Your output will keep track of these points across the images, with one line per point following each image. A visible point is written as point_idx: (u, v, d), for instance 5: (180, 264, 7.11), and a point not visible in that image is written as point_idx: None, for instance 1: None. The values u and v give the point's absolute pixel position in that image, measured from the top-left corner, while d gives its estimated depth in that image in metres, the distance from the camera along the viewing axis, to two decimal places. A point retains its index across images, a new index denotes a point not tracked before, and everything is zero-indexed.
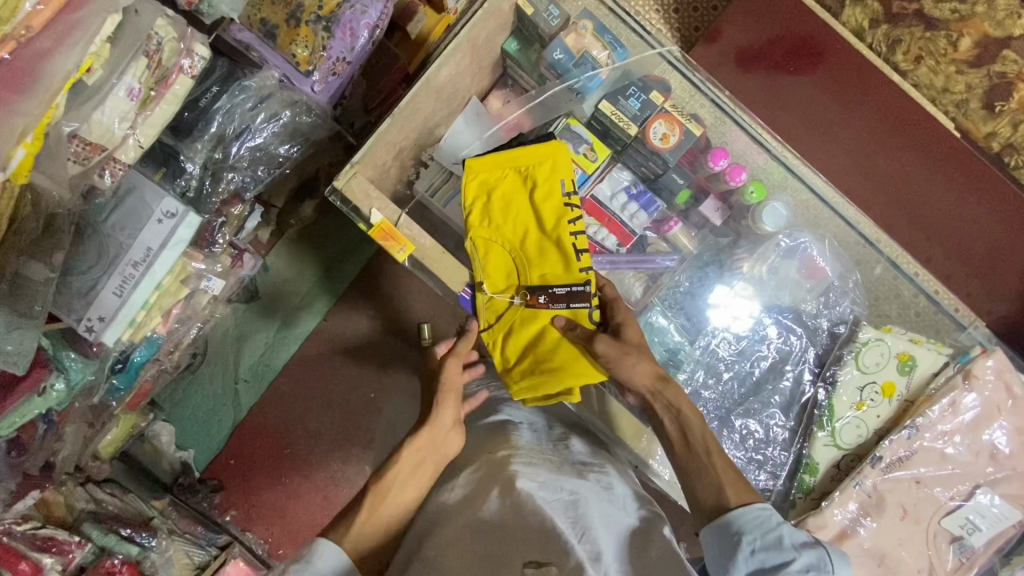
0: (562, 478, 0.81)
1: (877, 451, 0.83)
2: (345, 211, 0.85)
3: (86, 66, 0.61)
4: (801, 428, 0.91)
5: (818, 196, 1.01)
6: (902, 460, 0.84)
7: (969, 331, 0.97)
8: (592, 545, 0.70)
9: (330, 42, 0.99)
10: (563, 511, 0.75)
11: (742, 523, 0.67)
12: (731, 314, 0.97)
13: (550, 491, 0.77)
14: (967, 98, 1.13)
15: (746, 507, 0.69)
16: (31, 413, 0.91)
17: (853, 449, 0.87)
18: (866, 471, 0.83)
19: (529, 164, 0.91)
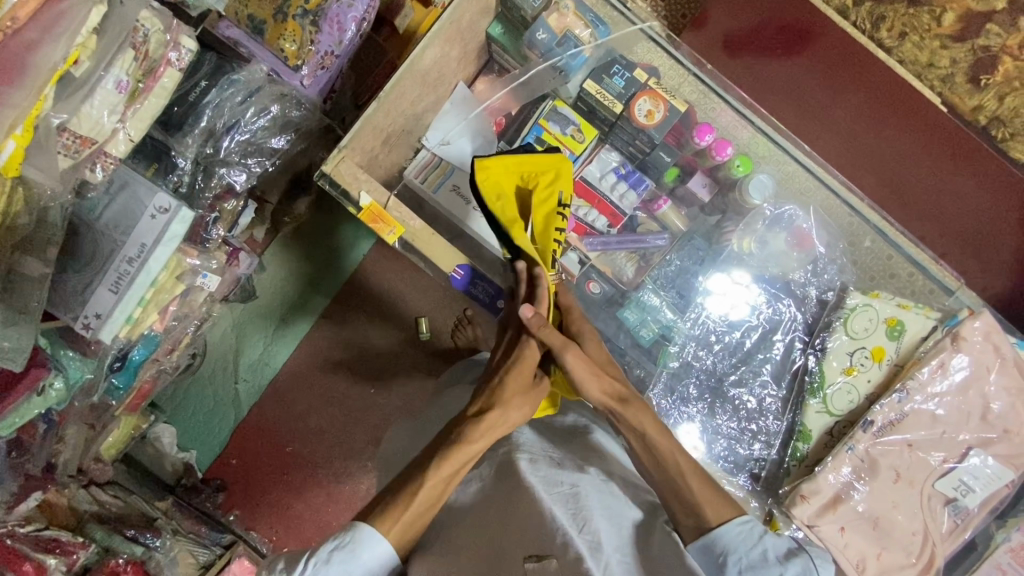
0: (562, 470, 0.79)
1: (869, 415, 0.84)
2: (334, 195, 0.85)
3: (74, 57, 0.62)
4: (794, 399, 0.92)
5: (805, 168, 1.01)
6: (894, 424, 0.85)
7: (957, 295, 0.96)
8: (592, 535, 0.70)
9: (318, 36, 1.01)
10: (564, 503, 0.74)
11: (727, 542, 0.68)
12: (730, 303, 0.95)
13: (550, 484, 0.76)
14: (952, 73, 1.16)
15: (728, 524, 0.70)
16: (29, 414, 0.91)
17: (845, 415, 0.88)
18: (858, 436, 0.84)
19: (532, 171, 0.86)
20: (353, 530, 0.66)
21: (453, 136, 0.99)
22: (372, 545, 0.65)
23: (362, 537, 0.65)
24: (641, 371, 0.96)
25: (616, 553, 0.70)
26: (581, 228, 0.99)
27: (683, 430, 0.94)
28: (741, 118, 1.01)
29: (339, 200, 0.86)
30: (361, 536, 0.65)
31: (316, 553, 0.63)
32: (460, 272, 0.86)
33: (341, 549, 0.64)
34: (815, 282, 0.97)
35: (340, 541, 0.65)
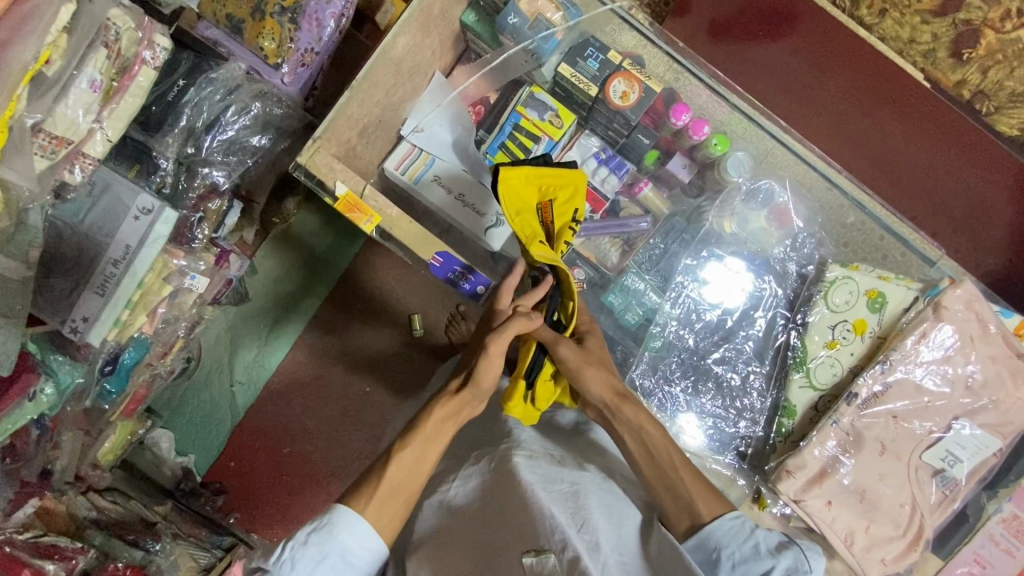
0: (563, 468, 0.79)
1: (853, 388, 0.84)
2: (310, 185, 0.85)
3: (45, 57, 0.62)
4: (778, 375, 0.92)
5: (781, 143, 1.02)
6: (878, 395, 0.84)
7: (938, 266, 0.97)
8: (591, 535, 0.70)
9: (297, 33, 1.02)
10: (563, 502, 0.73)
11: (719, 536, 0.71)
12: (726, 290, 0.96)
13: (547, 483, 0.76)
14: (934, 48, 1.13)
15: (720, 521, 0.72)
16: (21, 420, 0.90)
17: (829, 389, 0.88)
18: (842, 409, 0.84)
19: (552, 185, 0.85)
20: (329, 510, 0.68)
21: (428, 122, 0.99)
22: (348, 523, 0.67)
23: (335, 515, 0.67)
24: (628, 354, 0.97)
25: (616, 554, 0.70)
26: None
27: (682, 420, 0.93)
28: (717, 98, 1.02)
29: (314, 191, 0.87)
30: (336, 515, 0.67)
31: (295, 534, 0.66)
32: (439, 259, 0.86)
33: (317, 529, 0.66)
34: (795, 256, 0.98)
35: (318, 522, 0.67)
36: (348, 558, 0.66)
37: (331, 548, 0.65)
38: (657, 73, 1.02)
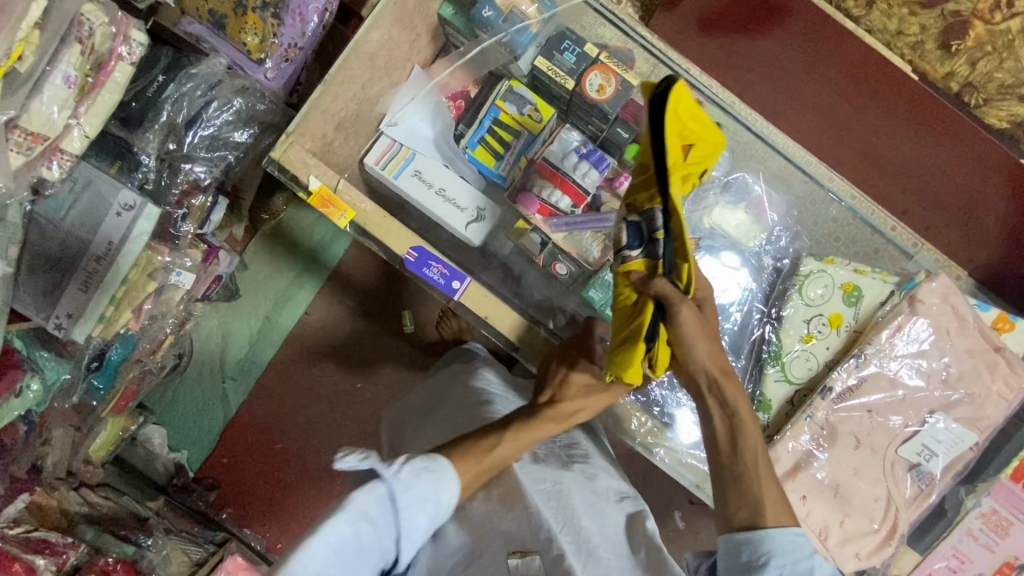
0: (547, 468, 0.82)
1: (828, 382, 0.84)
2: (284, 180, 0.85)
3: (17, 54, 0.62)
4: (753, 370, 0.92)
5: (756, 136, 1.03)
6: (852, 389, 0.84)
7: (915, 259, 0.97)
8: (576, 534, 0.73)
9: (280, 28, 1.00)
10: (547, 501, 0.76)
11: (774, 544, 0.66)
12: (719, 288, 0.95)
13: (535, 484, 0.78)
14: (922, 39, 1.12)
15: (781, 533, 0.67)
16: (8, 415, 0.91)
17: (804, 384, 0.88)
18: (816, 403, 0.84)
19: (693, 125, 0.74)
20: (436, 460, 0.65)
21: (402, 116, 0.98)
22: (448, 478, 0.65)
23: (443, 466, 0.65)
24: None
25: (607, 549, 0.75)
26: (542, 210, 0.95)
27: (679, 414, 0.97)
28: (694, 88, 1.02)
29: (290, 187, 0.87)
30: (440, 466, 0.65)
31: (409, 464, 0.62)
32: (413, 255, 0.86)
33: (428, 470, 0.64)
34: (772, 250, 0.98)
35: (426, 462, 0.64)
36: (436, 512, 0.63)
37: (433, 493, 0.63)
38: (642, 70, 1.04)
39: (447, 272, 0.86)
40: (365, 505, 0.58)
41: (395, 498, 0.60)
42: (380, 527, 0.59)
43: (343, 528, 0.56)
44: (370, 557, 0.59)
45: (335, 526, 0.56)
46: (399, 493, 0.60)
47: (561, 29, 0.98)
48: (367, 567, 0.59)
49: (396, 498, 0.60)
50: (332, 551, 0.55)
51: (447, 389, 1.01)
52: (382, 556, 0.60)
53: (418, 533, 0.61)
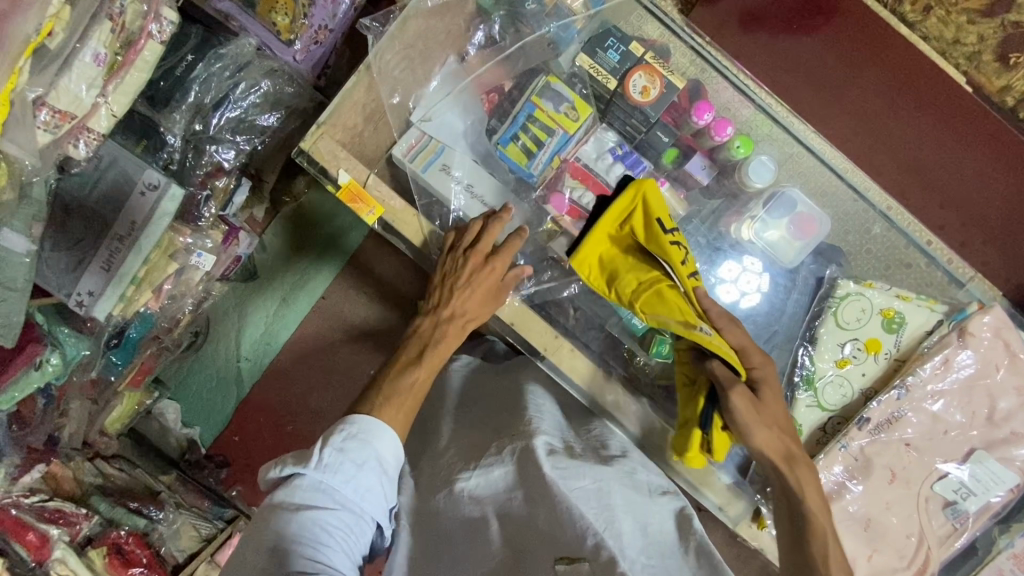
0: (585, 464, 0.81)
1: (865, 412, 0.83)
2: (312, 172, 0.84)
3: (47, 30, 0.60)
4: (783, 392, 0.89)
5: (803, 148, 1.00)
6: (891, 421, 0.83)
7: (967, 287, 0.94)
8: (616, 537, 0.73)
9: (311, 9, 1.03)
10: (589, 501, 0.76)
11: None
12: (740, 290, 0.95)
13: (568, 480, 0.78)
14: (979, 50, 1.05)
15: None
16: (27, 389, 0.92)
17: (839, 411, 0.86)
18: (852, 433, 0.82)
19: (622, 220, 0.85)
20: (356, 420, 0.70)
21: (436, 111, 0.94)
22: (380, 431, 0.71)
23: (365, 421, 0.71)
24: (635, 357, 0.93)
25: (641, 557, 0.72)
26: (572, 210, 0.93)
27: None
28: (742, 94, 1.00)
29: (317, 178, 0.86)
30: (362, 421, 0.71)
31: (330, 442, 0.68)
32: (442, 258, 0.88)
33: (354, 438, 0.69)
34: (817, 267, 0.95)
35: (349, 432, 0.70)
36: (383, 467, 0.70)
37: (369, 454, 0.69)
38: (681, 65, 1.01)
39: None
40: (303, 501, 0.66)
41: (331, 480, 0.66)
42: (339, 509, 0.66)
43: (303, 530, 0.64)
44: (357, 526, 0.68)
45: (295, 531, 0.64)
46: (334, 474, 0.67)
47: (607, 26, 0.97)
48: (361, 533, 0.68)
49: (333, 479, 0.67)
50: (308, 549, 0.63)
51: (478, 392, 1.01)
52: (365, 518, 0.68)
53: (372, 482, 0.69)
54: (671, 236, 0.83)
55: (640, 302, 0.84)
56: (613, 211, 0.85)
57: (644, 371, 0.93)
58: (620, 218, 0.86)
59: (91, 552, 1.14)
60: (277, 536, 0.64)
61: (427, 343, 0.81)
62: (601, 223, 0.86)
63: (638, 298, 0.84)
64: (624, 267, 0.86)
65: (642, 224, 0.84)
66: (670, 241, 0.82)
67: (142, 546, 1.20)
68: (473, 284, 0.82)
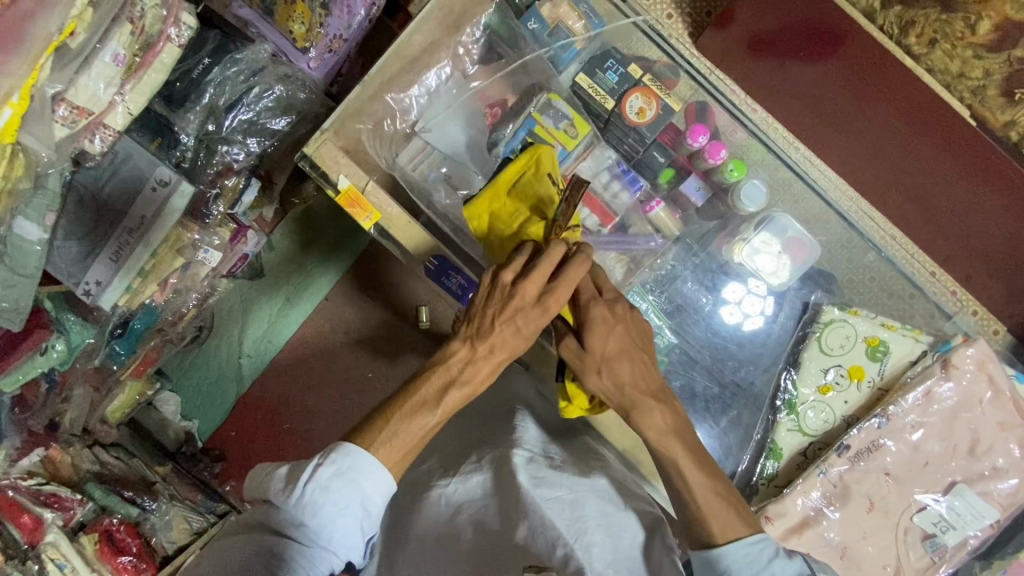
0: (565, 474, 0.82)
1: (845, 439, 0.83)
2: (314, 176, 0.87)
3: (69, 29, 0.63)
4: (765, 415, 0.90)
5: (796, 175, 1.02)
6: (871, 449, 0.82)
7: (953, 320, 0.94)
8: (586, 549, 0.74)
9: (327, 19, 1.03)
10: (561, 512, 0.77)
11: (731, 561, 0.69)
12: (743, 312, 0.97)
13: (544, 492, 0.78)
14: (984, 84, 1.02)
15: (735, 543, 0.69)
16: (31, 372, 0.95)
17: (820, 437, 0.86)
18: (831, 459, 0.82)
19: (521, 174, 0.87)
20: (347, 453, 0.67)
21: (434, 122, 0.95)
22: (370, 470, 0.67)
23: (355, 457, 0.67)
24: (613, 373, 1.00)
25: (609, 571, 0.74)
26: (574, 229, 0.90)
27: None
28: (735, 119, 1.03)
29: (319, 183, 0.88)
30: (352, 455, 0.67)
31: (315, 478, 0.66)
32: (433, 262, 0.87)
33: (340, 476, 0.66)
34: (804, 293, 0.97)
35: (336, 467, 0.67)
36: (367, 506, 0.68)
37: (353, 495, 0.67)
38: (682, 92, 1.04)
39: (465, 283, 0.89)
40: (284, 527, 0.66)
41: (310, 519, 0.65)
42: (315, 547, 0.66)
43: (277, 556, 0.65)
44: (334, 561, 0.67)
45: (271, 555, 0.65)
46: (314, 512, 0.66)
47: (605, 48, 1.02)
48: (333, 566, 0.67)
49: (312, 517, 0.65)
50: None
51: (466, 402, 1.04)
52: (343, 553, 0.68)
53: (351, 518, 0.67)
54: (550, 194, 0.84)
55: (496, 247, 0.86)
56: (513, 166, 0.87)
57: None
58: (517, 173, 0.87)
59: (83, 538, 1.16)
60: (252, 562, 0.65)
61: (453, 380, 0.73)
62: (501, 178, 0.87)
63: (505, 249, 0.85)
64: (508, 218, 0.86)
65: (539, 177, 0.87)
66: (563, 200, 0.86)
67: (132, 534, 1.21)
68: (522, 320, 0.73)
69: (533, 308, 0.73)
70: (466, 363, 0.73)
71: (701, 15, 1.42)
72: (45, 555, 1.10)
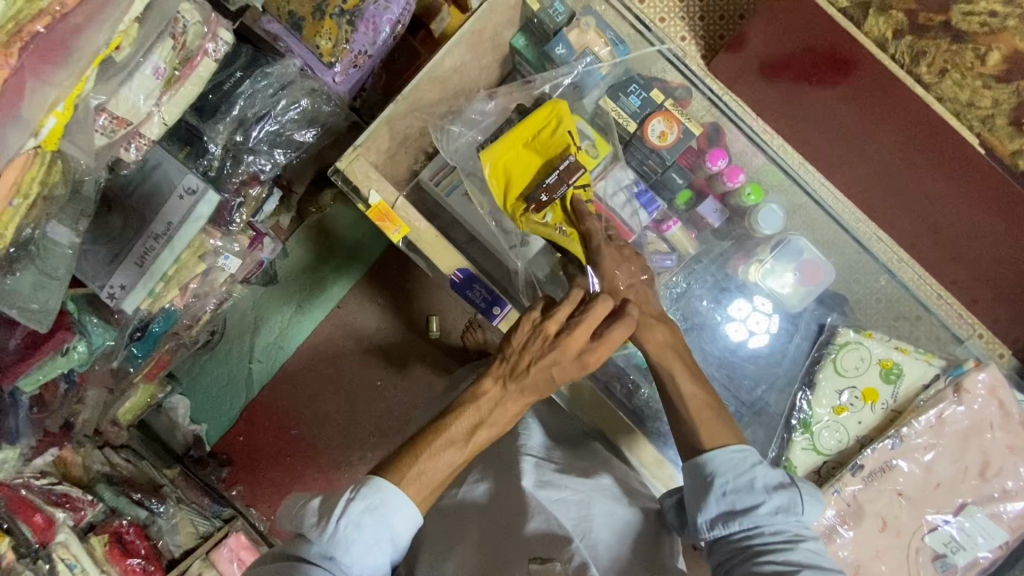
0: (571, 478, 0.88)
1: (860, 459, 0.84)
2: (345, 190, 0.91)
3: (116, 43, 0.65)
4: (780, 434, 0.92)
5: (812, 201, 1.04)
6: (885, 470, 0.84)
7: (965, 345, 0.97)
8: (591, 544, 0.80)
9: (353, 35, 1.05)
10: (571, 509, 0.83)
11: (716, 465, 0.74)
12: (749, 328, 0.99)
13: (550, 494, 0.84)
14: (993, 114, 1.05)
15: (720, 450, 0.75)
16: (52, 372, 0.97)
17: (833, 456, 0.88)
18: (845, 479, 0.83)
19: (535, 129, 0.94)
20: (376, 488, 0.68)
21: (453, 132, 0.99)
22: (399, 504, 0.68)
23: (385, 492, 0.68)
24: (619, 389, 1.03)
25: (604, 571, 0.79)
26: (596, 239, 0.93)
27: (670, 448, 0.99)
28: (754, 146, 1.04)
29: (348, 196, 0.92)
30: (382, 490, 0.68)
31: (346, 515, 0.66)
32: (460, 276, 0.90)
33: (371, 511, 0.67)
34: (821, 315, 0.99)
35: (367, 502, 0.67)
36: (395, 540, 0.69)
37: (384, 530, 0.68)
38: (698, 111, 1.07)
39: (489, 297, 0.91)
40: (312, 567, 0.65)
41: (344, 557, 0.66)
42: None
43: None
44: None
45: None
46: (345, 549, 0.65)
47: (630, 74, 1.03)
48: None
49: (345, 555, 0.66)
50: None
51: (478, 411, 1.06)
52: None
53: (381, 552, 0.68)
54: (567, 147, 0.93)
55: (506, 190, 0.93)
56: (531, 121, 0.94)
57: (625, 398, 1.03)
58: (535, 128, 0.94)
59: (93, 539, 1.16)
60: None
61: (485, 422, 0.74)
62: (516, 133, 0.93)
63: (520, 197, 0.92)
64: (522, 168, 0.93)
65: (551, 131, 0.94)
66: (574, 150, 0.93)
67: (141, 537, 1.23)
68: (558, 368, 0.76)
69: (571, 359, 0.76)
70: (498, 406, 0.76)
71: (715, 38, 1.44)
72: (56, 555, 1.10)
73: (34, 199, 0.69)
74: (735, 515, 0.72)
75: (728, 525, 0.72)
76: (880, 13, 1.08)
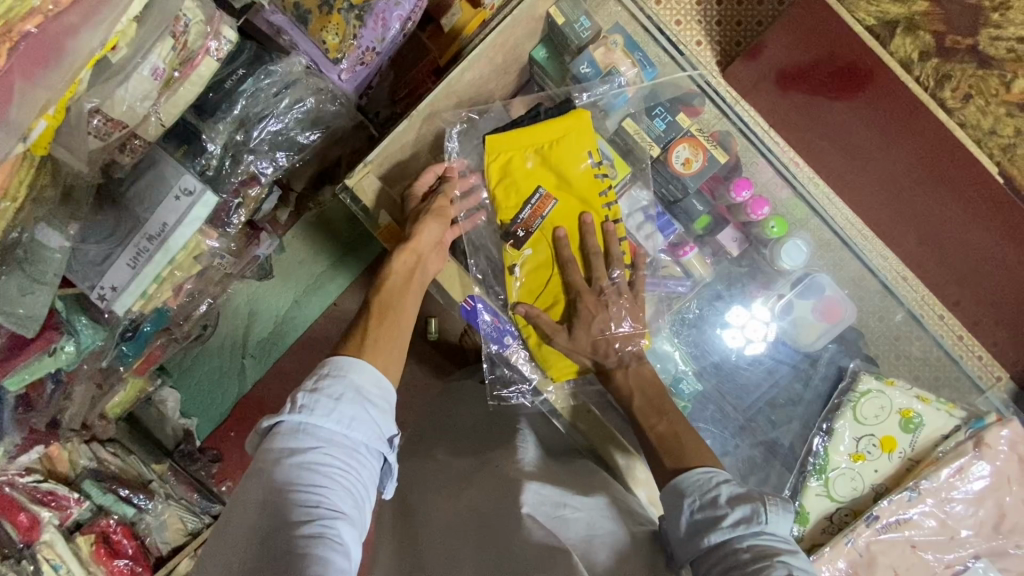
0: (568, 490, 0.83)
1: (876, 511, 0.89)
2: (355, 208, 0.96)
3: (112, 44, 0.61)
4: (795, 478, 0.97)
5: (839, 239, 1.08)
6: (898, 523, 0.89)
7: (986, 395, 1.01)
8: None
9: (361, 31, 0.98)
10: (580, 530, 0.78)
11: (684, 483, 0.76)
12: (746, 336, 1.04)
13: (550, 510, 0.80)
14: (1015, 142, 1.06)
15: (691, 471, 0.78)
16: (39, 372, 0.93)
17: (848, 504, 0.93)
18: (859, 529, 0.89)
19: (555, 135, 0.96)
20: (328, 362, 0.73)
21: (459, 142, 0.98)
22: (356, 365, 0.72)
23: (339, 360, 0.73)
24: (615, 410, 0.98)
25: None
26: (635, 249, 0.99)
27: None
28: (783, 178, 1.08)
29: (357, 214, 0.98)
30: (334, 362, 0.73)
31: (306, 387, 0.69)
32: (470, 304, 0.96)
33: (327, 377, 0.71)
34: (843, 360, 1.04)
35: (322, 373, 0.72)
36: (366, 398, 0.71)
37: (345, 387, 0.70)
38: (708, 121, 1.07)
39: (500, 329, 0.98)
40: (286, 447, 0.66)
41: (311, 420, 0.67)
42: (324, 446, 0.66)
43: (289, 475, 0.64)
44: (353, 462, 0.68)
45: (283, 476, 0.64)
46: (313, 415, 0.67)
47: (654, 94, 1.03)
48: (356, 472, 0.68)
49: (313, 417, 0.67)
50: (301, 491, 0.63)
51: (479, 427, 1.05)
52: (360, 450, 0.69)
53: (356, 412, 0.69)
54: (585, 165, 0.96)
55: (500, 187, 0.97)
56: (552, 126, 0.95)
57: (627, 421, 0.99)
58: (554, 134, 0.96)
59: (78, 539, 1.15)
60: (265, 491, 0.64)
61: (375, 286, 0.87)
62: (536, 133, 0.96)
63: (506, 199, 0.97)
64: (524, 172, 0.96)
65: (568, 144, 0.96)
66: (594, 175, 0.96)
67: (128, 536, 1.21)
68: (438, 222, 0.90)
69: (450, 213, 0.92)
70: (388, 267, 0.87)
71: (732, 44, 1.40)
72: (40, 555, 1.09)
73: (21, 201, 0.65)
74: (704, 528, 0.71)
75: (698, 540, 0.71)
76: (907, 34, 1.09)
